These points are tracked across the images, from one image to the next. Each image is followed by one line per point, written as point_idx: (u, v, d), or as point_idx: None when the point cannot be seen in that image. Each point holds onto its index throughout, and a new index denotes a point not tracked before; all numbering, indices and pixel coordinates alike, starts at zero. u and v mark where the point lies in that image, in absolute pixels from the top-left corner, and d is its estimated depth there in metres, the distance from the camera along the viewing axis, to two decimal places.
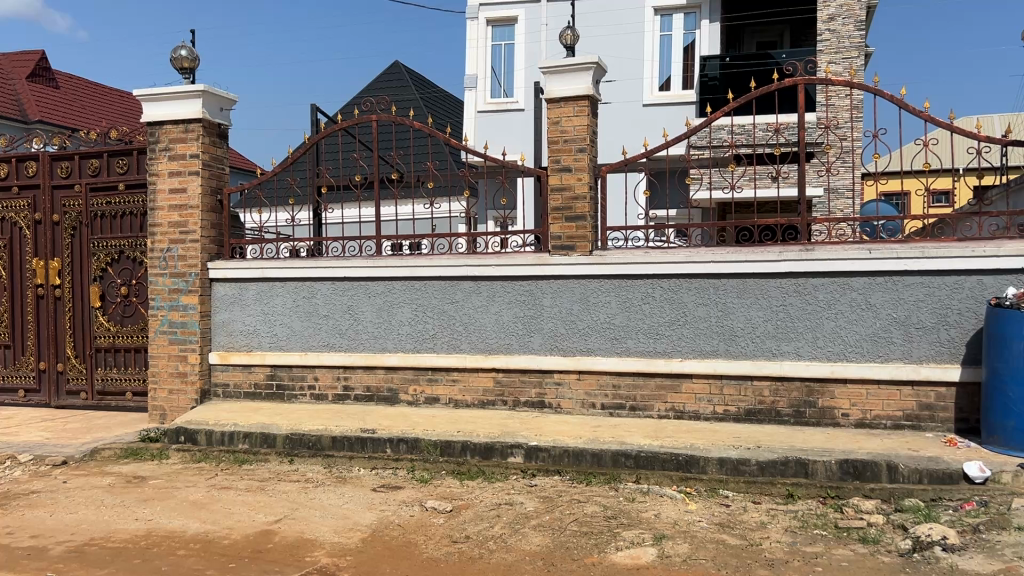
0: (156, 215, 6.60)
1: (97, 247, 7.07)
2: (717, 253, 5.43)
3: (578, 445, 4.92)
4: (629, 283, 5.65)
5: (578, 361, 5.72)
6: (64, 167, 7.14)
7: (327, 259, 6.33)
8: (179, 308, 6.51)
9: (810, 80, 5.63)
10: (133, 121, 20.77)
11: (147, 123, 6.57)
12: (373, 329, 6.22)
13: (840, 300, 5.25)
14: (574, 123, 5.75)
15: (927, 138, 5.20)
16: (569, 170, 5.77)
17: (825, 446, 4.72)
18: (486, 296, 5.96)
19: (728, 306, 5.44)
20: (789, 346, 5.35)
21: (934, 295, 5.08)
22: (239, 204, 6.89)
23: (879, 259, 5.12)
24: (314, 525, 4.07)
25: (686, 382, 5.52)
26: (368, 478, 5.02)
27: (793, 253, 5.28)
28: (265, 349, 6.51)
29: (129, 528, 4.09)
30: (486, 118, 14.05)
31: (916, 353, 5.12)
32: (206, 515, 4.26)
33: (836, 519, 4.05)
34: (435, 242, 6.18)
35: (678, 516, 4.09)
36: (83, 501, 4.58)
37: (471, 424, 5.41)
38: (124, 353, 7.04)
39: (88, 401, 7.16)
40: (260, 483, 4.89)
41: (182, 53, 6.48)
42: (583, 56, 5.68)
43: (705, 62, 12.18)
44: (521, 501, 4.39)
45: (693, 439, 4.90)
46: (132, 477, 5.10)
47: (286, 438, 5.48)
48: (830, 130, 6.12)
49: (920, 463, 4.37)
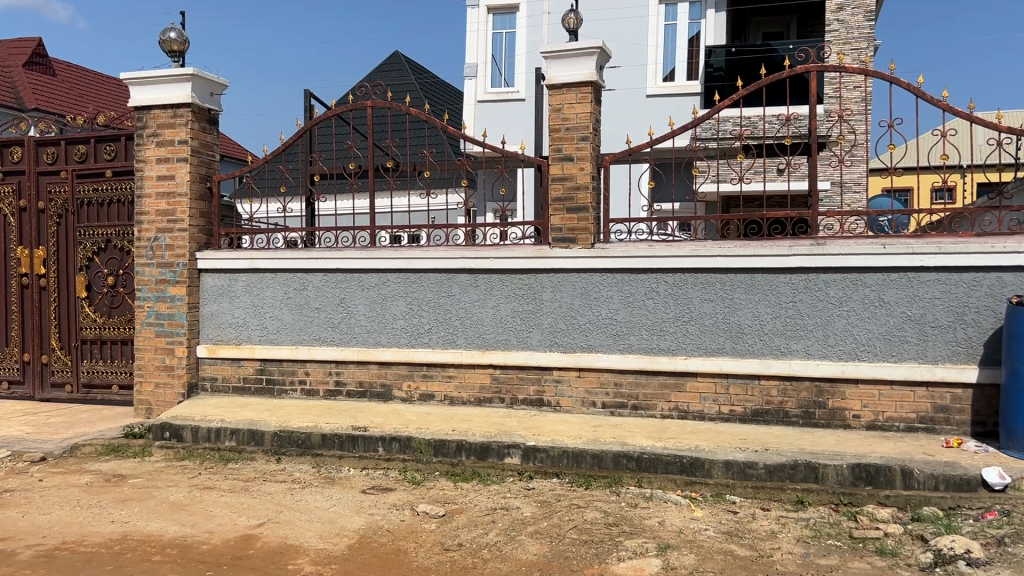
0: (143, 203, 6.37)
1: (84, 236, 6.84)
2: (724, 246, 5.20)
3: (578, 445, 4.70)
4: (632, 278, 5.43)
5: (578, 358, 5.50)
6: (50, 153, 6.91)
7: (319, 251, 6.10)
8: (165, 299, 6.30)
9: (824, 68, 5.34)
10: (126, 109, 20.46)
11: (135, 108, 6.33)
12: (367, 323, 6.00)
13: (852, 297, 5.02)
14: (577, 110, 5.52)
15: (945, 129, 4.96)
16: (570, 159, 5.54)
17: (836, 449, 4.50)
18: (484, 290, 5.73)
19: (735, 302, 5.23)
20: (798, 344, 5.13)
21: (950, 292, 4.86)
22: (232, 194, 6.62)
23: (893, 255, 4.90)
24: (299, 530, 3.87)
25: (690, 381, 5.31)
26: (358, 479, 4.81)
27: (804, 248, 5.06)
28: (254, 342, 6.29)
29: (104, 531, 3.88)
30: (486, 107, 13.79)
31: (931, 353, 4.91)
32: (185, 518, 4.04)
33: (851, 529, 3.85)
34: (432, 233, 5.95)
35: (683, 524, 3.88)
36: (58, 501, 4.37)
37: (467, 423, 5.18)
38: (111, 345, 6.82)
39: (73, 394, 6.95)
40: (244, 484, 4.68)
41: (171, 36, 6.24)
42: (587, 40, 5.44)
43: (710, 51, 11.86)
44: (518, 506, 4.19)
45: (698, 440, 4.69)
46: (111, 475, 4.89)
47: (275, 436, 5.26)
48: (842, 121, 5.86)
49: (937, 468, 4.15)
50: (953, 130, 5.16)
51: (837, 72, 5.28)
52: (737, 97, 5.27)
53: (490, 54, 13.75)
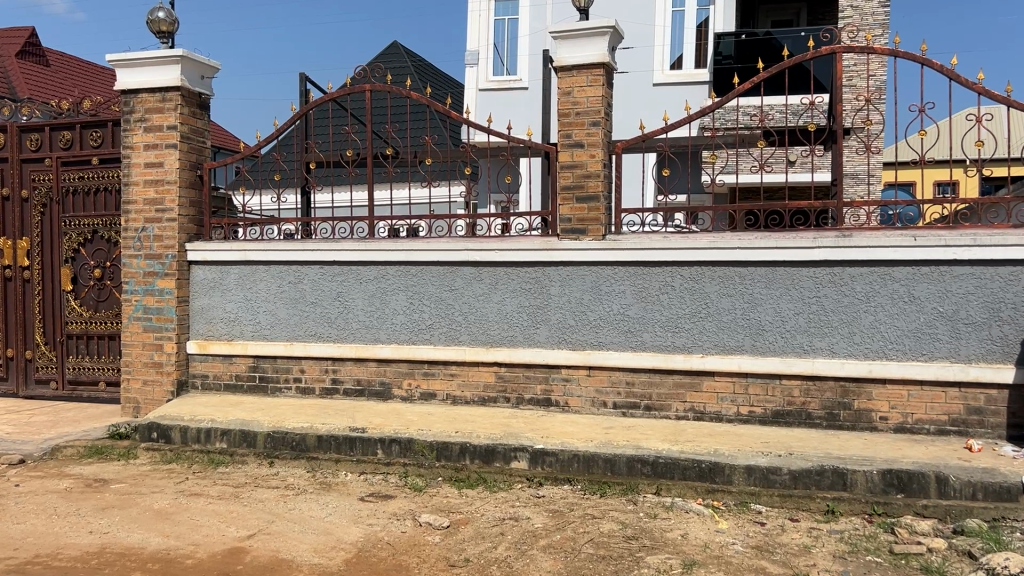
0: (130, 191, 6.06)
1: (69, 226, 6.54)
2: (743, 238, 4.90)
3: (589, 449, 4.42)
4: (646, 272, 5.13)
5: (588, 356, 5.21)
6: (34, 139, 6.59)
7: (315, 242, 5.78)
8: (154, 292, 5.99)
9: (851, 49, 4.96)
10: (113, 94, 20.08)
11: (122, 91, 6.01)
12: (365, 319, 5.71)
13: (880, 291, 4.74)
14: (587, 93, 5.21)
15: (981, 113, 4.64)
16: (580, 145, 5.24)
17: (865, 453, 4.22)
18: (488, 284, 5.44)
19: (755, 297, 4.94)
20: (822, 342, 4.85)
21: (985, 287, 4.58)
22: (241, 183, 6.29)
23: (924, 247, 4.61)
24: (292, 542, 3.57)
25: (707, 380, 5.02)
26: (355, 486, 4.52)
27: (829, 240, 4.76)
28: (247, 338, 5.99)
29: (81, 544, 3.58)
30: (487, 96, 13.48)
31: (964, 352, 4.63)
32: (169, 529, 3.75)
33: (889, 543, 3.57)
34: (433, 224, 5.66)
35: (708, 537, 3.60)
36: (34, 509, 4.07)
37: (471, 424, 4.89)
38: (98, 341, 6.53)
39: (58, 391, 6.65)
40: (234, 490, 4.38)
41: (159, 15, 5.92)
42: (598, 19, 5.14)
43: (720, 38, 11.55)
44: (528, 516, 3.90)
45: (717, 443, 4.41)
46: (92, 480, 4.60)
47: (268, 437, 4.98)
48: (870, 105, 5.42)
49: (974, 475, 3.88)
50: (990, 116, 4.83)
51: (864, 53, 4.94)
52: (757, 81, 4.96)
53: (490, 42, 13.41)
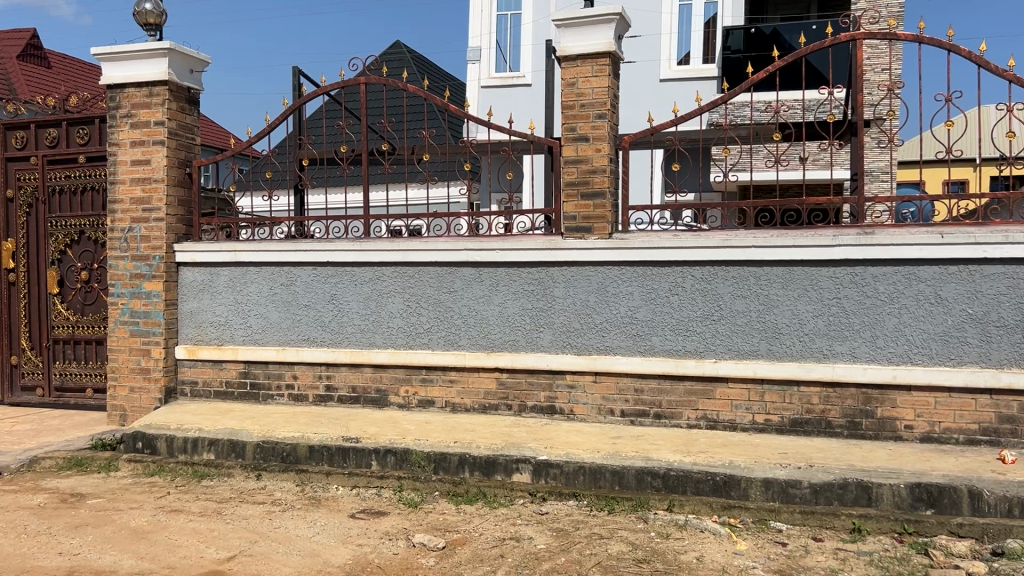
0: (116, 189, 5.81)
1: (55, 227, 6.30)
2: (758, 236, 4.62)
3: (596, 461, 4.16)
4: (656, 272, 4.85)
5: (595, 361, 4.93)
6: (19, 137, 6.35)
7: (308, 243, 5.51)
8: (141, 296, 5.75)
9: (872, 35, 4.66)
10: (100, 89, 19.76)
11: (108, 86, 5.76)
12: (361, 322, 5.44)
13: (905, 292, 4.45)
14: (592, 84, 4.93)
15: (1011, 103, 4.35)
16: (586, 139, 4.97)
17: (891, 465, 3.94)
18: (489, 285, 5.17)
19: (772, 299, 4.66)
20: (843, 346, 4.56)
21: (1018, 287, 4.29)
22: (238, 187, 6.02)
23: (952, 245, 4.32)
24: (275, 565, 3.31)
25: (720, 387, 4.75)
26: (347, 501, 4.25)
27: (850, 237, 4.47)
28: (237, 343, 5.73)
29: (47, 567, 3.32)
30: (490, 94, 13.22)
31: (995, 356, 4.34)
32: (144, 549, 3.49)
33: (924, 566, 3.30)
34: (431, 223, 5.40)
35: (726, 560, 3.33)
36: (3, 527, 3.82)
37: (470, 433, 4.62)
38: (84, 346, 6.26)
39: (44, 398, 6.40)
40: (216, 507, 4.12)
41: (146, 7, 5.68)
42: (603, 6, 4.85)
43: (727, 31, 11.29)
44: (530, 536, 3.63)
45: (732, 455, 4.13)
46: (68, 495, 4.34)
47: (257, 448, 4.72)
48: (891, 94, 4.93)
49: (1011, 490, 3.60)
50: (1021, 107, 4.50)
51: (885, 40, 4.64)
52: (774, 69, 4.65)
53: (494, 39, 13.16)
